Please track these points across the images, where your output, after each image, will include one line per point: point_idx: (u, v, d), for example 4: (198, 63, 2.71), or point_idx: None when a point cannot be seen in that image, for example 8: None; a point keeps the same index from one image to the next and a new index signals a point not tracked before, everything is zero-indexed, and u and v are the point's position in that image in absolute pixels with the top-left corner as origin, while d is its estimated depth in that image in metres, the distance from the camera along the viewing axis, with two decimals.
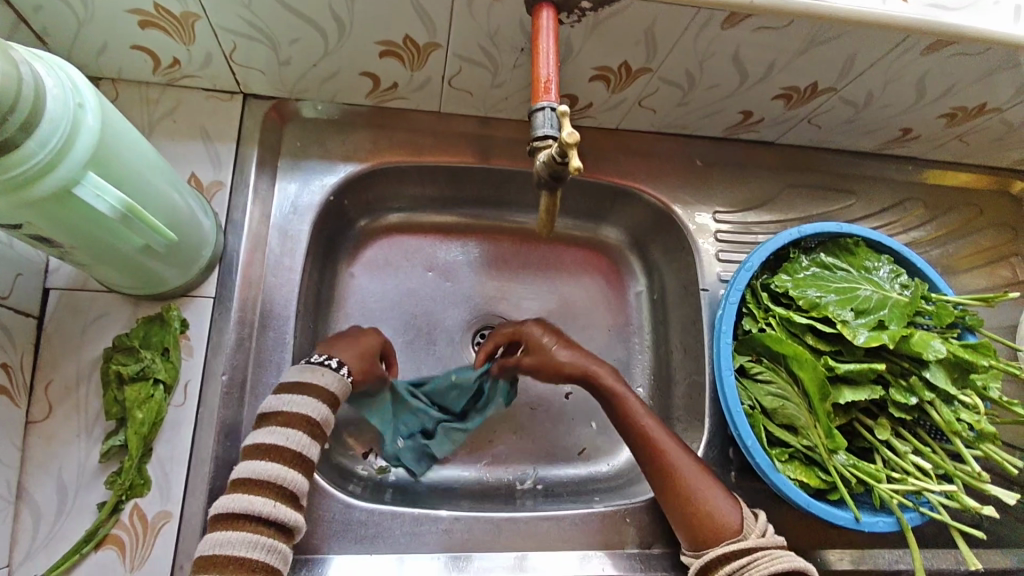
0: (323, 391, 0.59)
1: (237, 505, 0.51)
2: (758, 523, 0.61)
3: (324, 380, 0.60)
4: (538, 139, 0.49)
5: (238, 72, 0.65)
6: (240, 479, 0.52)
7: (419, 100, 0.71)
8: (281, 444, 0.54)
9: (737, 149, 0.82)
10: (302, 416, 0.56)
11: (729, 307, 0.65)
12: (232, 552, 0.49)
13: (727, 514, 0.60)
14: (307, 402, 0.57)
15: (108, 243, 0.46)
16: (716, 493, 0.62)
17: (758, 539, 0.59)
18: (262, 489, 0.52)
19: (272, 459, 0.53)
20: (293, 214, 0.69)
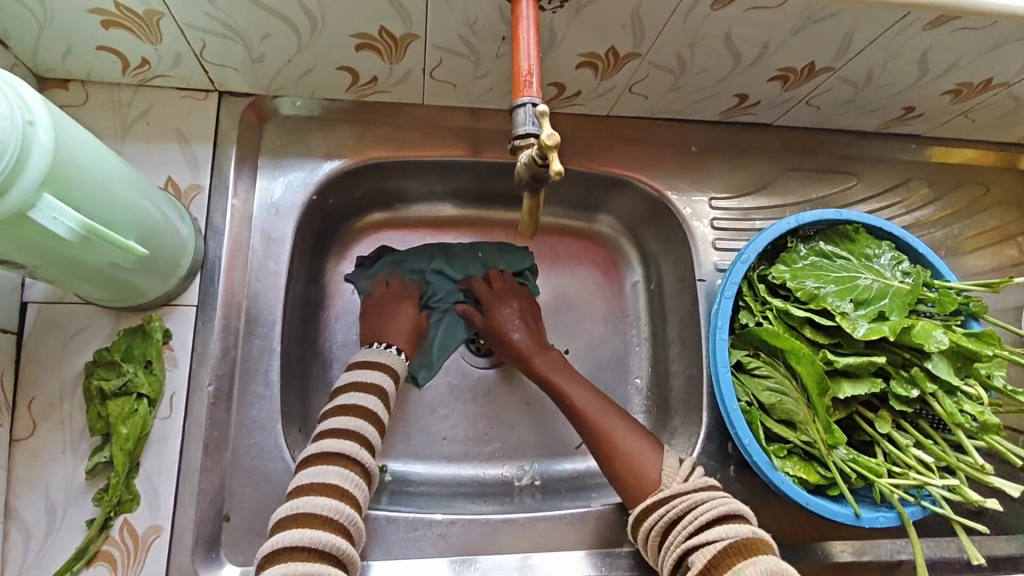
0: (389, 368, 0.67)
1: (331, 445, 0.56)
2: (681, 468, 0.61)
3: (390, 361, 0.67)
4: (519, 137, 0.47)
5: (210, 70, 0.63)
6: (329, 427, 0.58)
7: (401, 93, 0.69)
8: (360, 403, 0.61)
9: (735, 132, 0.80)
10: (375, 385, 0.63)
11: (725, 301, 0.63)
12: (328, 480, 0.54)
13: (647, 465, 0.62)
14: (378, 374, 0.64)
15: (76, 261, 0.45)
16: (638, 446, 0.63)
17: (678, 484, 0.60)
18: (350, 435, 0.57)
19: (355, 415, 0.59)
20: (275, 216, 0.67)
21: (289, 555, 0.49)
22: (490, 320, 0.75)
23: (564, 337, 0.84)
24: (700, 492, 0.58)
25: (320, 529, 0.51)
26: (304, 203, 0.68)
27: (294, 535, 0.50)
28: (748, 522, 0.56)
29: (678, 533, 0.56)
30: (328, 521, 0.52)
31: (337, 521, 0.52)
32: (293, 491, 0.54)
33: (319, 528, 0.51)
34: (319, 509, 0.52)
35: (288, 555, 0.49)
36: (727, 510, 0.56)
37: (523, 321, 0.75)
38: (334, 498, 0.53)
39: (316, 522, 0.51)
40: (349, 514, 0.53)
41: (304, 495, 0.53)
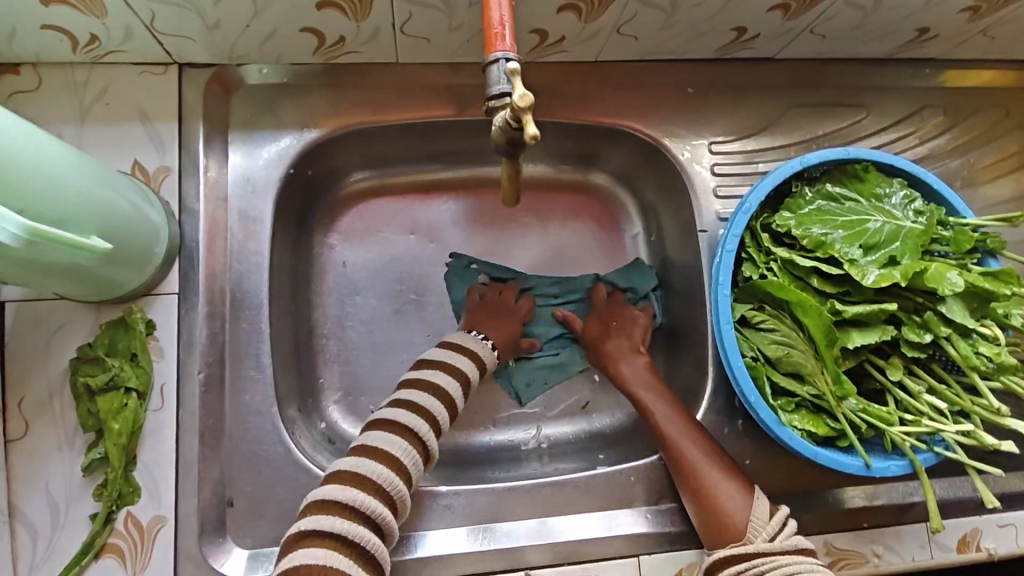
0: (471, 352, 0.66)
1: (401, 417, 0.57)
2: (771, 523, 0.58)
3: (474, 345, 0.67)
4: (493, 97, 0.44)
5: (166, 43, 0.59)
6: (403, 398, 0.59)
7: (372, 53, 0.64)
8: (441, 382, 0.61)
9: (734, 69, 0.74)
10: (458, 368, 0.63)
11: (726, 255, 0.59)
12: (392, 451, 0.55)
13: (735, 510, 0.59)
14: (465, 359, 0.64)
15: (32, 263, 0.43)
16: (727, 486, 0.60)
17: (764, 542, 0.57)
18: (419, 412, 0.58)
19: (428, 391, 0.60)
20: (252, 193, 0.64)
21: (336, 512, 0.51)
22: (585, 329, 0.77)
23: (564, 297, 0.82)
24: (790, 556, 0.55)
25: (370, 496, 0.52)
26: (282, 176, 0.65)
27: (346, 493, 0.52)
28: None
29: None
30: (377, 489, 0.53)
31: (387, 494, 0.53)
32: (360, 446, 0.56)
33: (372, 495, 0.52)
34: (376, 475, 0.53)
35: (336, 511, 0.51)
36: None
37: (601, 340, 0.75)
38: (389, 468, 0.54)
39: (371, 489, 0.53)
40: (400, 491, 0.54)
41: (364, 457, 0.55)
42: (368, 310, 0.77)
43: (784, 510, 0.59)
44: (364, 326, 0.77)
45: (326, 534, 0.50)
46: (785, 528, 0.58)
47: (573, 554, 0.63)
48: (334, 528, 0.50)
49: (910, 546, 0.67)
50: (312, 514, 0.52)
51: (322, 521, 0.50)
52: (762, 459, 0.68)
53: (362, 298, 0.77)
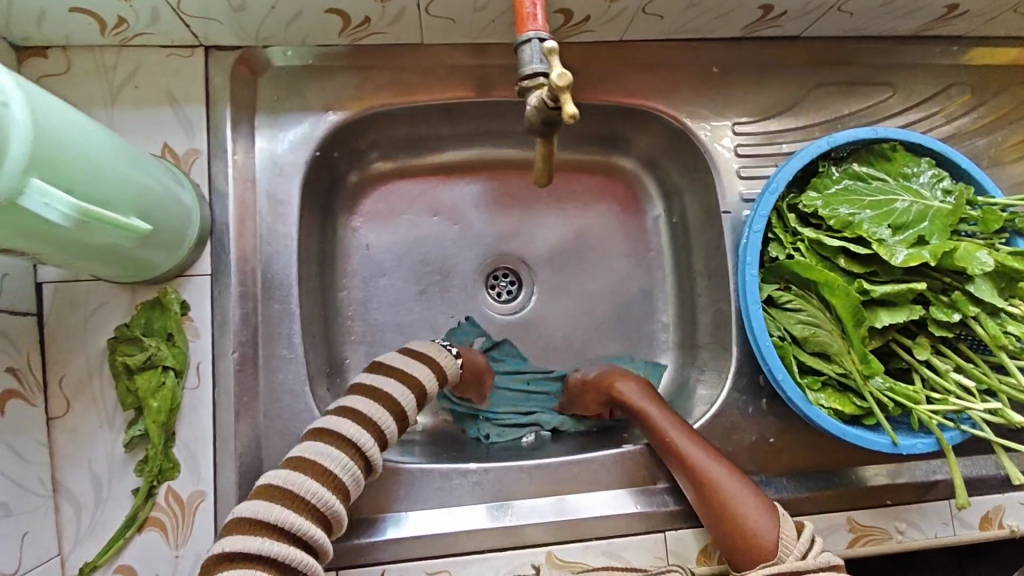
0: (431, 360, 0.62)
1: (343, 429, 0.54)
2: (800, 541, 0.56)
3: (436, 353, 0.64)
4: (526, 78, 0.44)
5: (193, 24, 0.59)
6: (348, 405, 0.56)
7: (397, 33, 0.64)
8: (393, 392, 0.58)
9: (759, 48, 0.74)
10: (414, 377, 0.60)
11: (753, 236, 0.59)
12: (328, 467, 0.52)
13: (762, 528, 0.57)
14: (421, 366, 0.61)
15: (73, 242, 0.43)
16: (753, 507, 0.58)
17: (796, 560, 0.55)
18: (364, 423, 0.55)
19: (373, 398, 0.57)
20: (279, 175, 0.64)
21: (266, 533, 0.48)
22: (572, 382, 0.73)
23: (584, 279, 0.82)
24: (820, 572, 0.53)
25: (301, 516, 0.50)
26: (308, 159, 0.65)
27: (276, 512, 0.49)
28: None
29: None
30: (311, 509, 0.50)
31: (320, 512, 0.51)
32: (295, 459, 0.53)
33: (302, 515, 0.50)
34: (309, 493, 0.51)
35: (266, 532, 0.48)
36: None
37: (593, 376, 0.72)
38: (325, 486, 0.51)
39: (303, 509, 0.50)
40: (335, 509, 0.52)
41: (300, 473, 0.51)
42: (391, 292, 0.78)
43: (807, 528, 0.58)
44: (389, 308, 0.78)
45: (253, 558, 0.47)
46: (813, 547, 0.56)
47: (599, 529, 0.64)
48: (262, 552, 0.47)
49: (934, 523, 0.68)
50: (238, 532, 0.49)
51: (247, 543, 0.48)
52: (786, 437, 0.69)
53: (386, 280, 0.78)
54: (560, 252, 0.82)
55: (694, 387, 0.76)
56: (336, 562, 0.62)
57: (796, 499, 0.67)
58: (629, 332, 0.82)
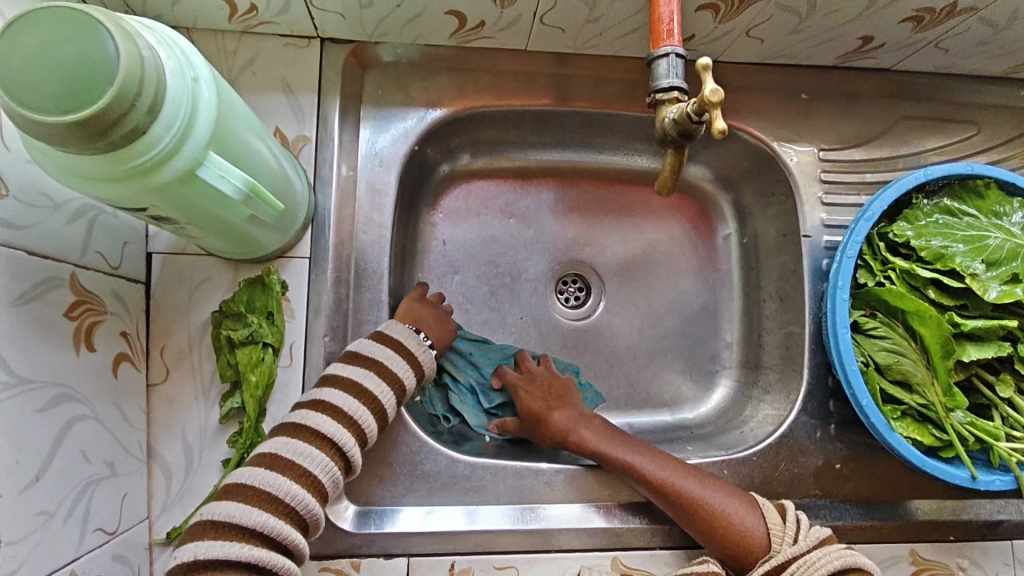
0: (409, 354, 0.57)
1: (320, 426, 0.49)
2: (788, 526, 0.57)
3: (420, 352, 0.58)
4: (662, 91, 0.46)
5: (316, 16, 0.60)
6: (325, 401, 0.51)
7: (505, 39, 0.66)
8: (373, 389, 0.53)
9: (848, 78, 0.75)
10: (396, 374, 0.55)
11: (846, 261, 0.60)
12: (307, 467, 0.48)
13: (753, 531, 0.57)
14: (402, 361, 0.56)
15: (217, 217, 0.46)
16: (733, 507, 0.59)
17: (790, 545, 0.56)
18: (344, 421, 0.50)
19: (348, 391, 0.52)
20: (379, 166, 0.66)
21: (243, 538, 0.44)
22: (522, 410, 0.68)
23: (651, 291, 0.83)
24: (815, 552, 0.54)
25: (280, 521, 0.45)
26: (406, 153, 0.67)
27: (253, 516, 0.45)
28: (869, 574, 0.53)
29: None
30: (290, 512, 0.46)
31: (299, 515, 0.47)
32: (265, 457, 0.48)
33: (281, 519, 0.45)
34: (287, 496, 0.46)
35: (242, 537, 0.44)
36: (847, 564, 0.52)
37: (553, 406, 0.67)
38: (306, 490, 0.47)
39: (282, 513, 0.46)
40: (315, 512, 0.48)
41: (274, 472, 0.47)
42: (464, 290, 0.79)
43: (789, 508, 0.59)
44: (460, 305, 0.78)
45: (229, 566, 0.43)
46: (801, 527, 0.57)
47: (664, 539, 0.65)
48: (243, 559, 0.43)
49: (996, 562, 0.69)
50: (210, 538, 0.44)
51: (223, 551, 0.43)
52: (851, 464, 0.70)
53: (459, 277, 0.79)
54: (629, 263, 0.83)
55: (757, 406, 0.77)
56: (408, 549, 0.62)
57: (859, 526, 0.68)
58: (692, 348, 0.82)
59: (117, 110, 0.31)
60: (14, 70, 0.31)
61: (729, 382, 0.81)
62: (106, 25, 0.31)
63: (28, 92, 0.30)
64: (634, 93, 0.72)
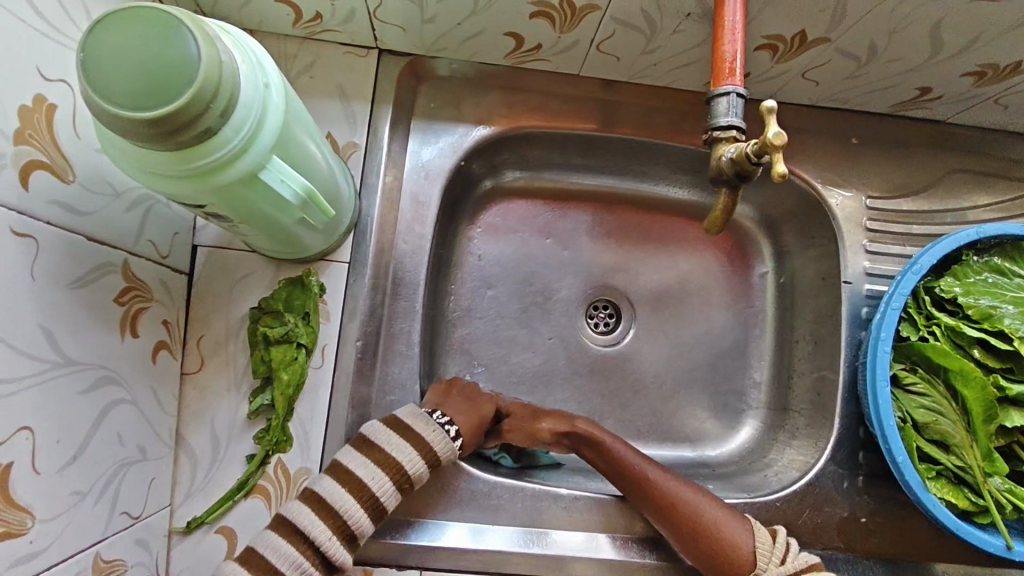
0: (417, 438, 0.52)
1: (297, 518, 0.47)
2: (776, 546, 0.56)
3: (427, 431, 0.53)
4: (720, 129, 0.46)
5: (377, 28, 0.62)
6: (313, 490, 0.48)
7: (560, 62, 0.66)
8: (365, 478, 0.49)
9: (900, 126, 0.74)
10: (395, 460, 0.50)
11: (890, 312, 0.58)
12: (275, 565, 0.45)
13: (742, 545, 0.55)
14: (404, 445, 0.51)
15: (268, 217, 0.47)
16: (727, 521, 0.57)
17: (777, 566, 0.55)
18: (323, 512, 0.47)
19: (338, 480, 0.48)
20: (425, 178, 0.67)
21: None
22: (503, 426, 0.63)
23: (682, 323, 0.82)
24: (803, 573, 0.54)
25: None
26: (453, 166, 0.68)
27: None
28: None
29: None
30: None
31: None
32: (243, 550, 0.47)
33: None
34: None
35: None
36: None
37: (538, 411, 0.63)
38: None
39: None
40: None
41: (240, 565, 0.45)
42: (496, 305, 0.79)
43: (779, 530, 0.58)
44: (489, 320, 0.78)
45: None
46: (790, 550, 0.56)
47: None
48: None
49: None
50: None
51: None
52: (877, 519, 0.68)
53: (492, 292, 0.79)
54: (662, 293, 0.82)
55: (783, 450, 0.76)
56: (422, 560, 0.61)
57: None
58: (721, 384, 0.81)
59: (192, 111, 0.32)
60: (103, 66, 0.31)
61: (755, 422, 0.80)
62: (190, 28, 0.32)
63: (111, 90, 0.31)
64: (682, 125, 0.72)
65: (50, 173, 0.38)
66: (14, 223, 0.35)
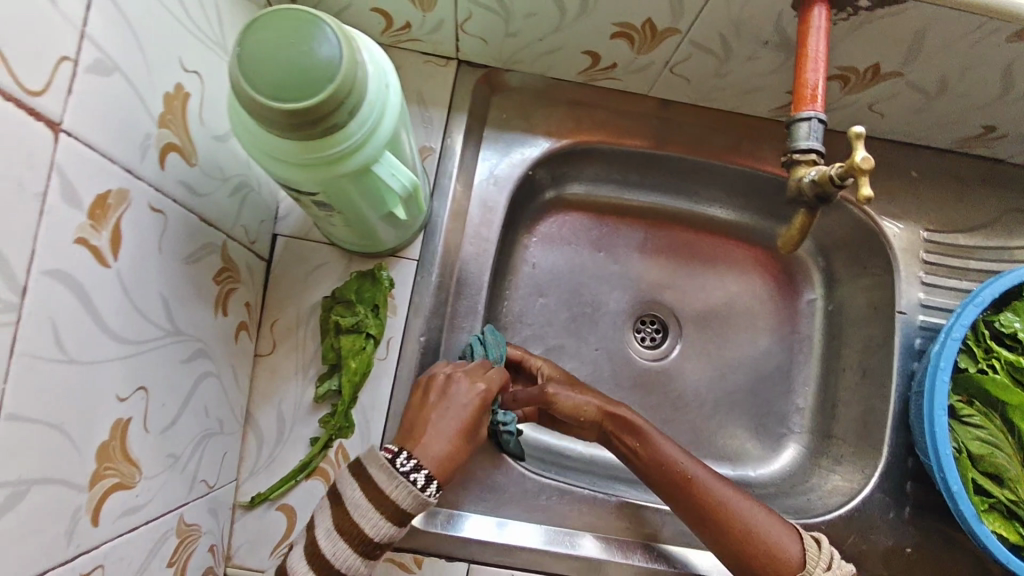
0: (381, 497, 0.44)
1: None
2: (823, 552, 0.56)
3: (387, 485, 0.44)
4: (800, 151, 0.48)
5: (461, 40, 0.65)
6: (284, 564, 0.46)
7: (630, 81, 0.69)
8: (332, 552, 0.44)
9: (959, 163, 0.75)
10: (360, 528, 0.44)
11: (950, 343, 0.59)
12: None
13: (785, 546, 0.56)
14: (368, 510, 0.44)
15: (361, 212, 0.50)
16: (770, 522, 0.57)
17: (824, 572, 0.55)
18: None
19: (305, 553, 0.45)
20: (494, 185, 0.70)
21: None
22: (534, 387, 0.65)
23: (729, 344, 0.82)
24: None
25: None
26: (520, 176, 0.71)
27: None
28: None
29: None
30: None
31: None
32: None
33: None
34: None
35: None
36: None
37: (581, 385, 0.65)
38: None
39: None
40: None
41: None
42: (546, 313, 0.80)
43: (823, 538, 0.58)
44: (539, 328, 0.80)
45: None
46: (834, 557, 0.56)
47: None
48: None
49: None
50: None
51: None
52: (921, 551, 0.68)
53: (543, 300, 0.80)
54: (708, 313, 0.83)
55: (825, 476, 0.76)
56: (471, 554, 0.63)
57: None
58: (764, 408, 0.81)
59: (328, 105, 0.35)
60: (252, 59, 0.34)
61: (797, 446, 0.80)
62: (332, 29, 0.35)
63: (258, 81, 0.34)
64: (742, 148, 0.74)
65: (180, 155, 0.41)
66: (152, 198, 0.38)
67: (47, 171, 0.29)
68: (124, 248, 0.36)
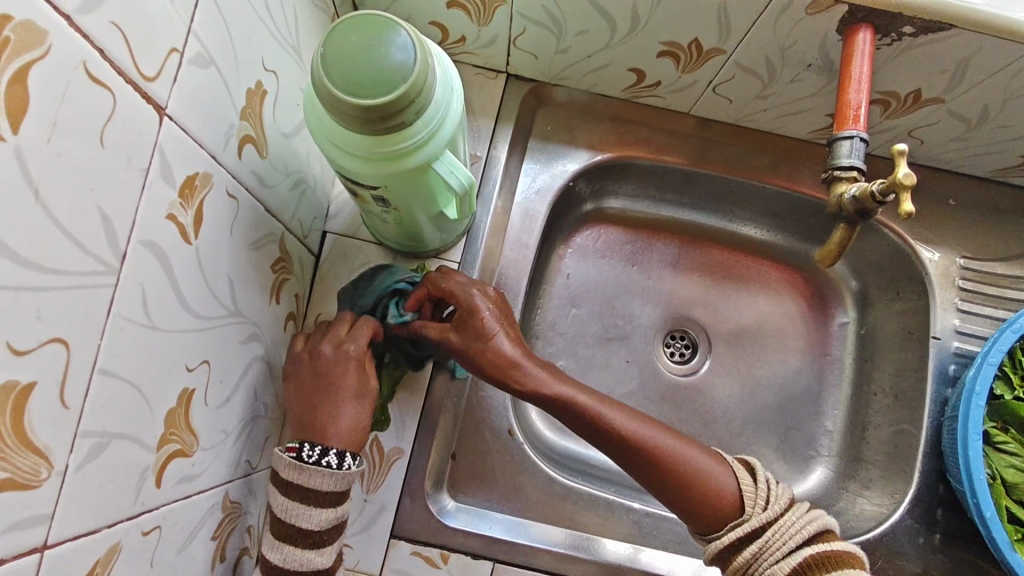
0: (301, 491, 0.48)
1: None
2: (760, 488, 0.52)
3: (304, 478, 0.47)
4: (841, 169, 0.50)
5: (513, 54, 0.68)
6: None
7: (673, 100, 0.71)
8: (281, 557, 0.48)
9: (998, 194, 0.75)
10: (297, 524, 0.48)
11: (986, 367, 0.59)
12: None
13: (722, 489, 0.52)
14: (295, 506, 0.48)
15: (411, 210, 0.52)
16: (705, 463, 0.53)
17: (763, 511, 0.51)
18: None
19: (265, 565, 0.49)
20: (535, 194, 0.72)
21: None
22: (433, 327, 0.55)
23: (758, 363, 0.82)
24: (791, 514, 0.50)
25: None
26: (561, 187, 0.73)
27: None
28: (837, 536, 0.51)
29: (772, 572, 0.48)
30: None
31: None
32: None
33: None
34: None
35: None
36: (816, 530, 0.50)
37: (501, 327, 0.53)
38: None
39: None
40: None
41: None
42: (577, 324, 0.81)
43: (755, 463, 0.54)
44: (570, 337, 0.81)
45: None
46: (770, 487, 0.52)
47: None
48: None
49: None
50: None
51: None
52: None
53: (575, 310, 0.82)
54: (738, 332, 0.83)
55: (853, 501, 0.75)
56: (495, 553, 0.63)
57: None
58: (792, 428, 0.80)
59: (400, 104, 0.38)
60: (333, 59, 0.37)
61: (825, 469, 0.79)
62: (406, 32, 0.38)
63: (336, 79, 0.37)
64: (779, 169, 0.75)
65: (254, 147, 0.44)
66: (229, 185, 0.41)
67: (151, 150, 0.32)
68: (203, 227, 0.38)
